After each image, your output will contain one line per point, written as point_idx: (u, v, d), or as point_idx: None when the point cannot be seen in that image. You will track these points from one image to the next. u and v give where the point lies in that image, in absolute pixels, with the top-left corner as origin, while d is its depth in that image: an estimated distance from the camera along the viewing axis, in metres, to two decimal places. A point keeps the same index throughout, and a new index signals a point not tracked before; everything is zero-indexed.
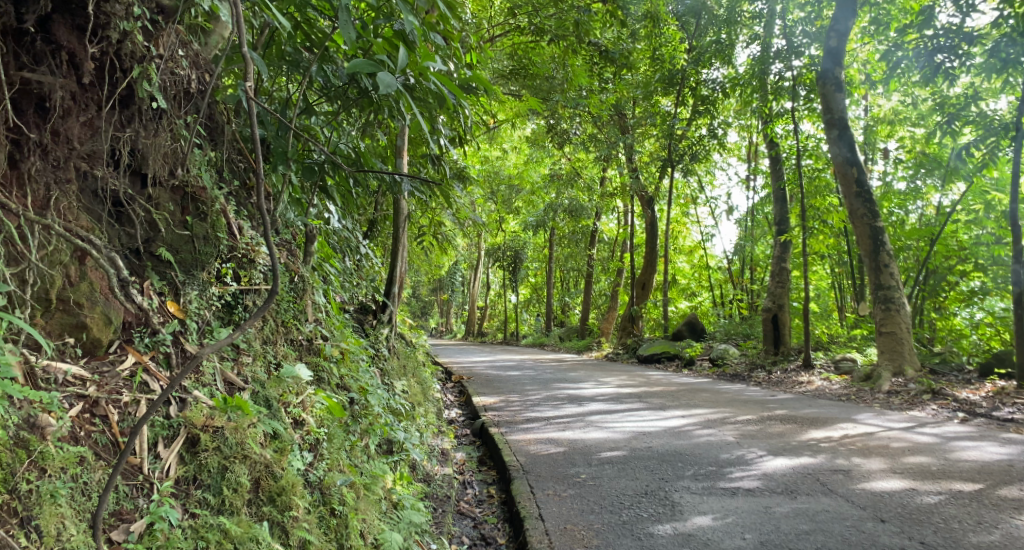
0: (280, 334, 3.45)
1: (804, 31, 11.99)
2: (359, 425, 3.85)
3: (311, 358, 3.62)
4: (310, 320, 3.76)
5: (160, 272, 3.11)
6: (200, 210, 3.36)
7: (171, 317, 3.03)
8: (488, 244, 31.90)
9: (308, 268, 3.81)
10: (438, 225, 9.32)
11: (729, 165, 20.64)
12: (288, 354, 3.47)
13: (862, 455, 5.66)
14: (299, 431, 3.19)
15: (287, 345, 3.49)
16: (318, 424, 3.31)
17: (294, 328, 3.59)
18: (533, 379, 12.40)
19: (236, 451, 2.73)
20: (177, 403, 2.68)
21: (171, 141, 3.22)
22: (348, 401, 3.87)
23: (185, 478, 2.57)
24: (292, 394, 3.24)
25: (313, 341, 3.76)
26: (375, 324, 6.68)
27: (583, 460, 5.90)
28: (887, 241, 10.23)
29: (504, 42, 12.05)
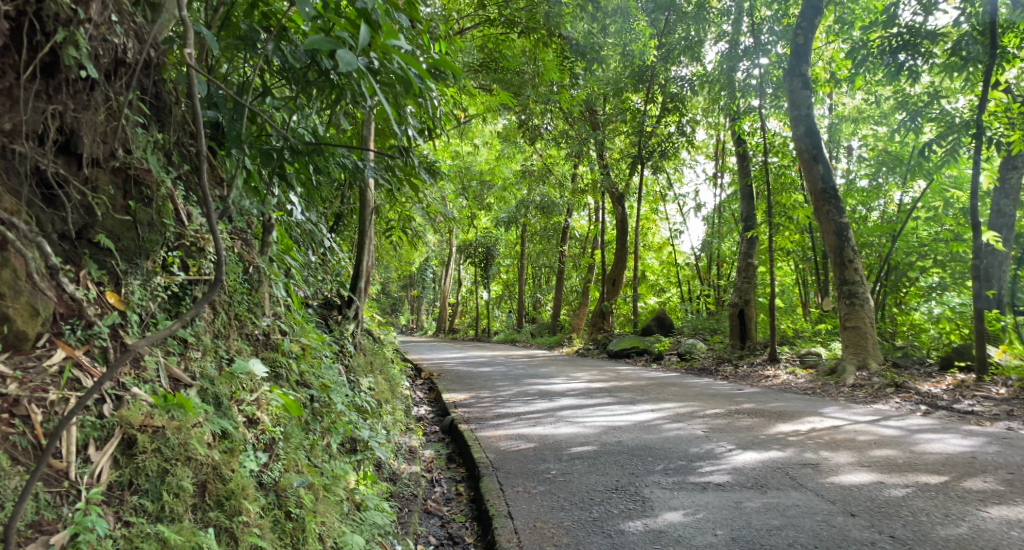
0: (234, 328, 3.25)
1: (771, 28, 12.04)
2: (319, 423, 3.71)
3: (269, 353, 3.46)
4: (267, 314, 3.59)
5: (99, 261, 2.90)
6: (144, 194, 3.13)
7: (110, 309, 2.83)
8: (459, 241, 31.67)
9: (265, 259, 3.63)
10: (406, 219, 9.16)
11: (698, 162, 20.75)
12: (243, 349, 3.28)
13: (830, 449, 5.66)
14: (253, 430, 3.03)
15: (242, 339, 3.30)
16: (274, 423, 3.16)
17: (249, 322, 3.42)
18: (504, 375, 12.30)
19: (179, 452, 2.55)
20: (113, 401, 2.49)
21: (108, 118, 2.99)
22: (307, 398, 3.73)
23: (119, 483, 2.38)
24: (245, 392, 3.07)
25: (270, 335, 3.59)
26: (341, 319, 6.51)
27: (553, 455, 5.81)
28: (851, 237, 10.30)
29: (473, 35, 11.91)
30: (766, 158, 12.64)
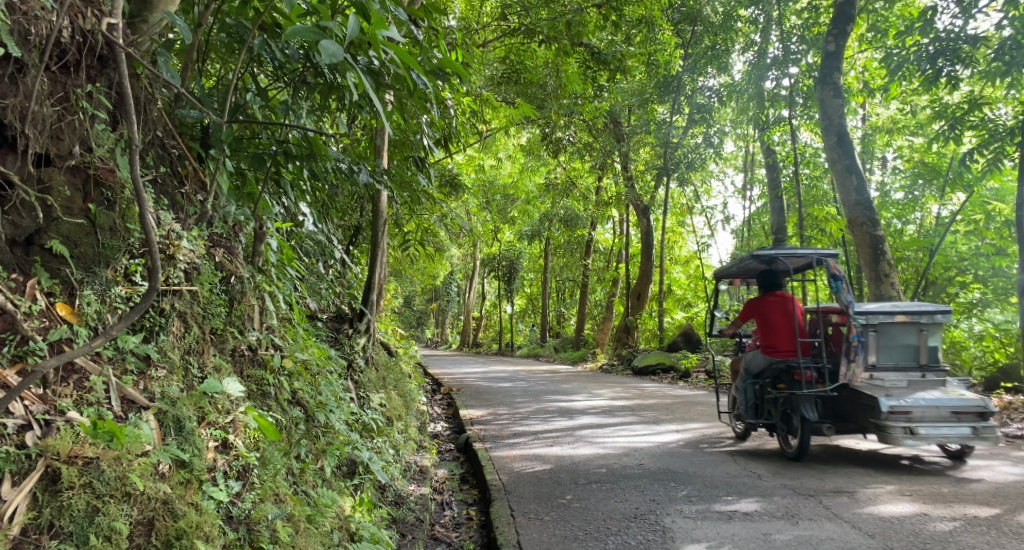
0: (209, 343, 2.99)
1: (800, 37, 11.66)
2: (311, 445, 3.48)
3: (253, 371, 3.24)
4: (255, 328, 3.38)
5: (52, 269, 2.55)
6: (106, 196, 2.76)
7: (58, 322, 2.49)
8: (483, 254, 31.48)
9: (253, 271, 3.42)
10: (425, 231, 8.95)
11: (726, 174, 20.32)
12: (221, 367, 3.02)
13: (866, 475, 5.27)
14: (225, 457, 2.80)
15: (218, 354, 3.04)
16: (250, 449, 2.92)
17: (236, 337, 3.20)
18: (525, 391, 12.00)
19: (114, 487, 2.27)
20: (40, 428, 2.20)
21: (61, 110, 2.61)
22: (300, 419, 3.50)
23: (34, 525, 2.10)
24: (216, 413, 2.82)
25: (256, 351, 3.36)
26: (351, 334, 6.29)
27: (569, 478, 5.52)
28: (887, 250, 9.87)
29: (495, 46, 11.73)
30: (797, 168, 12.24)
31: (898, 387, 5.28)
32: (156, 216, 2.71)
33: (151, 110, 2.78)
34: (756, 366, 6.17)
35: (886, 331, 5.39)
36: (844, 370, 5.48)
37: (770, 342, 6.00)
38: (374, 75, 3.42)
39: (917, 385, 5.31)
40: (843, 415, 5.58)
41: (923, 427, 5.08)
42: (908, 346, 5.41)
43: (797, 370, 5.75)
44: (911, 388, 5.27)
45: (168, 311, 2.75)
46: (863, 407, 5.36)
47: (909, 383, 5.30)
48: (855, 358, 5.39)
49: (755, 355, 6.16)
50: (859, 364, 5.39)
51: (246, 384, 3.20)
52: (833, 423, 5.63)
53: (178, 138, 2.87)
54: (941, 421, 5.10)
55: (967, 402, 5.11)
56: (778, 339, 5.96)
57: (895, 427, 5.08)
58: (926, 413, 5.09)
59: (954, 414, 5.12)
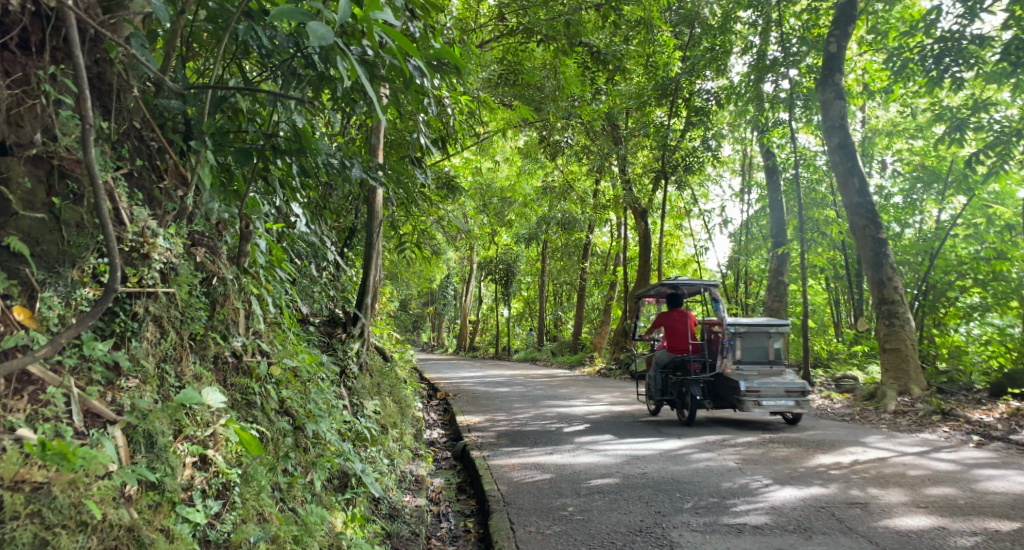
0: (188, 350, 2.78)
1: (800, 38, 11.50)
2: (300, 459, 3.30)
3: (238, 379, 3.04)
4: (240, 333, 3.19)
5: (9, 269, 2.30)
6: (72, 189, 2.52)
7: (15, 327, 2.24)
8: (480, 258, 31.30)
9: (239, 275, 3.21)
10: (422, 233, 8.78)
11: (724, 177, 20.14)
12: (200, 376, 2.81)
13: (878, 486, 5.09)
14: (204, 473, 2.60)
15: (196, 361, 2.83)
16: (230, 465, 2.72)
17: (219, 343, 3.01)
18: (522, 396, 11.81)
19: (69, 516, 2.01)
20: None
21: (21, 95, 2.38)
22: (288, 430, 3.33)
23: None
24: (194, 425, 2.62)
25: (241, 358, 3.17)
26: (344, 339, 6.10)
27: (571, 489, 5.33)
28: (891, 253, 9.72)
29: (492, 47, 11.56)
30: (797, 171, 12.08)
31: (752, 371, 8.02)
32: (130, 212, 2.49)
33: (125, 98, 2.59)
34: (661, 361, 8.43)
35: (748, 337, 8.15)
36: (719, 363, 8.02)
37: (672, 343, 8.29)
38: (369, 67, 3.28)
39: (766, 374, 7.94)
40: (719, 394, 8.07)
41: (767, 399, 7.67)
42: (762, 346, 8.22)
43: (690, 362, 8.16)
44: (763, 374, 7.99)
45: (141, 315, 2.52)
46: (732, 388, 7.88)
47: (762, 370, 8.01)
48: (726, 355, 7.99)
49: (661, 353, 8.42)
50: (729, 359, 7.99)
51: (229, 394, 3.00)
52: (713, 400, 8.09)
53: (154, 129, 2.66)
54: (779, 396, 7.69)
55: (796, 384, 7.74)
56: (678, 340, 8.27)
57: (749, 400, 7.64)
58: (770, 390, 7.68)
59: (788, 391, 7.75)
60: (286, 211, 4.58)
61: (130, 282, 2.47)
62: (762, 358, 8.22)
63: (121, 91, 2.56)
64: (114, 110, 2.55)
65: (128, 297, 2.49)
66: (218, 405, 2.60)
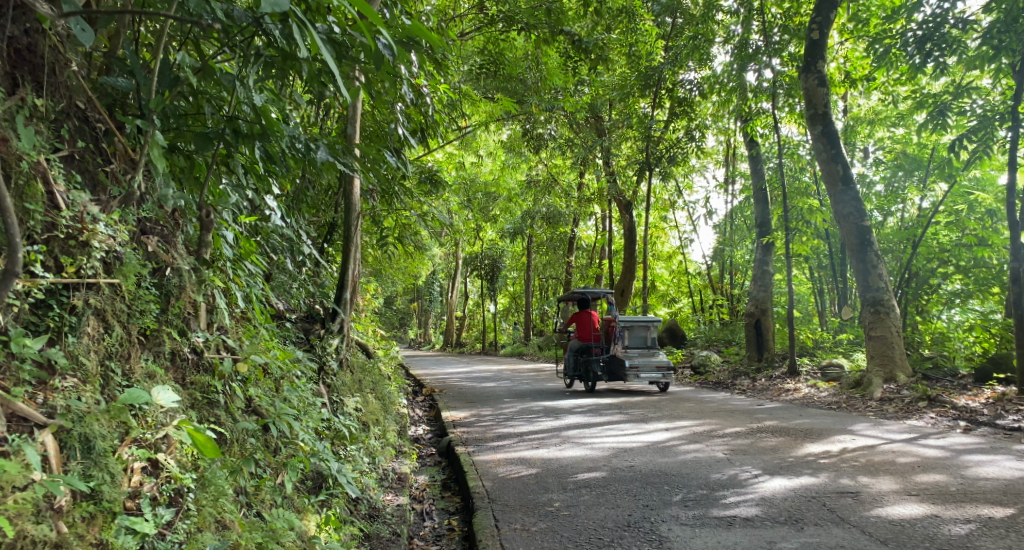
0: (137, 348, 2.60)
1: (782, 27, 11.42)
2: (270, 461, 3.14)
3: (197, 378, 2.86)
4: (199, 329, 3.02)
5: None
6: None
7: None
8: (466, 254, 31.13)
9: (200, 267, 3.04)
10: (403, 227, 8.61)
11: (707, 168, 20.07)
12: (153, 374, 2.65)
13: (869, 474, 4.99)
14: (153, 481, 2.41)
15: (150, 359, 2.66)
16: (188, 469, 2.54)
17: (177, 340, 2.84)
18: (508, 390, 11.69)
19: None
20: None
21: None
22: (256, 430, 3.16)
23: None
24: (142, 429, 2.43)
25: (201, 355, 2.99)
26: (323, 335, 5.91)
27: (557, 484, 5.19)
28: (875, 240, 9.65)
29: (473, 39, 11.37)
30: (781, 160, 11.99)
31: (636, 353, 10.48)
32: (67, 197, 2.37)
33: (64, 75, 2.45)
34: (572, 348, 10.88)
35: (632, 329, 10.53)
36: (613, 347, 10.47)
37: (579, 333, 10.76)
38: (337, 46, 3.13)
39: (644, 355, 10.48)
40: (613, 372, 10.47)
41: (643, 373, 10.24)
42: (642, 334, 10.69)
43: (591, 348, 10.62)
44: (643, 355, 10.42)
45: (80, 308, 2.36)
46: (620, 366, 10.31)
47: (643, 352, 10.50)
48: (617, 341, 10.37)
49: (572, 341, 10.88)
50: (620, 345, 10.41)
51: (187, 393, 2.82)
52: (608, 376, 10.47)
53: (98, 108, 2.53)
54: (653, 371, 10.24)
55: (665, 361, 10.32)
56: (584, 331, 10.73)
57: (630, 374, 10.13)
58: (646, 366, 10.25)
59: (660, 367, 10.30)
60: (257, 201, 4.38)
61: (65, 271, 2.31)
62: (643, 344, 10.70)
63: (57, 68, 2.42)
64: (49, 86, 2.40)
65: (66, 288, 2.34)
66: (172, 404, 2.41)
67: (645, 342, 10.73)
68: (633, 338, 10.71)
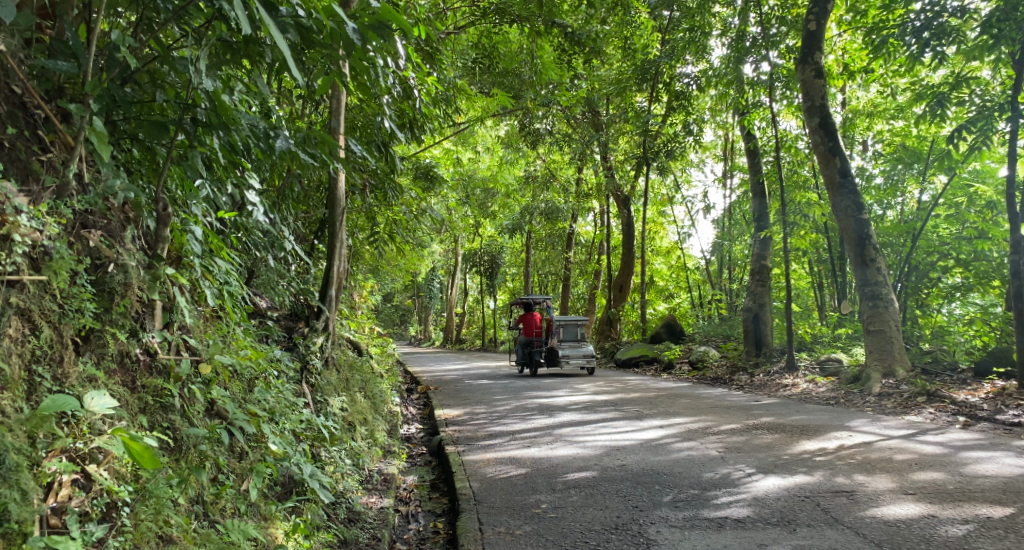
0: (69, 352, 2.45)
1: (780, 19, 11.21)
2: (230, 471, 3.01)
3: (148, 380, 2.74)
4: (152, 328, 2.90)
5: None
6: None
7: None
8: (465, 251, 31.00)
9: (155, 267, 2.93)
10: (395, 224, 8.48)
11: (706, 163, 19.90)
12: (93, 378, 2.52)
13: (864, 472, 4.87)
14: (90, 495, 2.27)
15: (90, 362, 2.53)
16: (130, 479, 2.42)
17: (125, 341, 2.73)
18: (504, 387, 11.56)
19: None
20: None
21: None
22: (219, 435, 3.04)
23: None
24: (69, 437, 2.27)
25: (155, 356, 2.88)
26: (308, 333, 5.77)
27: (545, 484, 5.07)
28: (873, 234, 9.50)
29: (466, 32, 11.18)
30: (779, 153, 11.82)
31: (568, 345, 13.44)
32: None
33: None
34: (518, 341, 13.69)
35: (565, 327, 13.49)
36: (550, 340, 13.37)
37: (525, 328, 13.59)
38: (304, 32, 3.14)
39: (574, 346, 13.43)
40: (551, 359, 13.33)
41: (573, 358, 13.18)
42: (574, 330, 13.76)
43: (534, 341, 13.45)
44: (574, 346, 13.38)
45: (1, 308, 2.25)
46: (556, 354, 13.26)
47: (575, 344, 13.48)
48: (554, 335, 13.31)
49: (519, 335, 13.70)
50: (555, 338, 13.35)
51: (137, 397, 2.69)
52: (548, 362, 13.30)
53: (32, 95, 2.51)
54: (580, 356, 13.18)
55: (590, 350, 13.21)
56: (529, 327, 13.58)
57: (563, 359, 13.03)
58: (574, 353, 13.19)
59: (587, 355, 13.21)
60: (237, 193, 4.26)
61: None
62: (574, 337, 13.71)
63: None
64: None
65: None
66: (105, 409, 2.28)
67: (576, 336, 13.71)
68: (567, 333, 13.73)
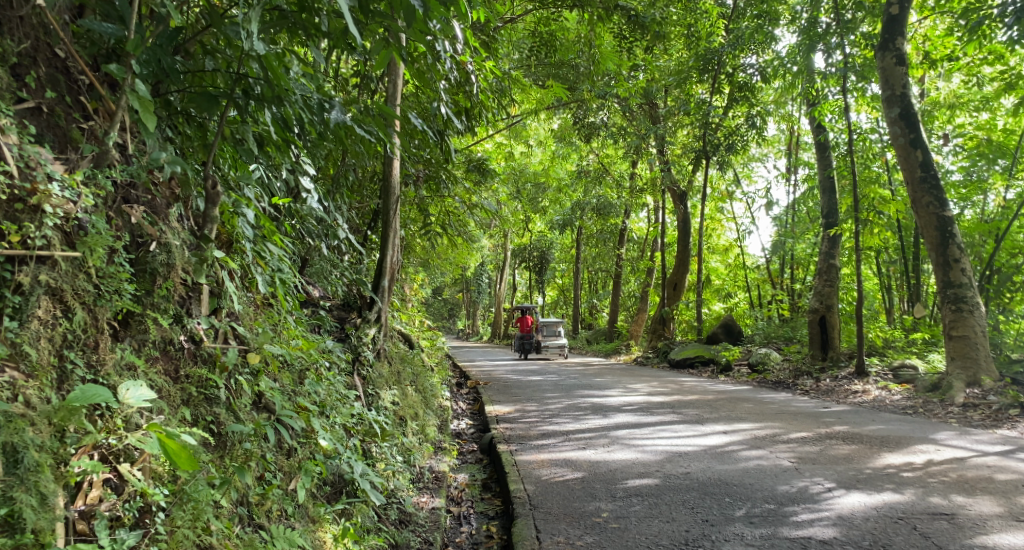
0: (105, 338, 2.26)
1: (856, 4, 10.53)
2: (276, 472, 2.81)
3: (192, 370, 2.54)
4: (197, 315, 2.70)
5: None
6: None
7: None
8: (514, 244, 30.79)
9: (200, 250, 2.71)
10: (448, 215, 8.24)
11: (768, 158, 19.15)
12: (133, 366, 2.32)
13: (963, 493, 4.42)
14: (121, 497, 2.09)
15: (129, 349, 2.34)
16: (170, 480, 2.23)
17: (168, 328, 2.52)
18: (555, 385, 11.24)
19: None
20: None
21: None
22: (265, 434, 2.82)
23: None
24: (98, 430, 2.08)
25: (200, 345, 2.68)
26: (359, 324, 5.54)
27: (605, 491, 4.76)
28: (957, 232, 8.85)
29: (524, 21, 10.90)
30: (851, 148, 11.11)
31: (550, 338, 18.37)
32: (18, 151, 2.09)
33: (27, 15, 2.25)
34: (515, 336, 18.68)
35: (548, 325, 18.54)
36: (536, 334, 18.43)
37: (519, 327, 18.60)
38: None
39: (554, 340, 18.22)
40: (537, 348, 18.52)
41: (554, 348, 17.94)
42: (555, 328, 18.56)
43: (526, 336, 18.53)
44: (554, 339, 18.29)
45: (29, 287, 2.05)
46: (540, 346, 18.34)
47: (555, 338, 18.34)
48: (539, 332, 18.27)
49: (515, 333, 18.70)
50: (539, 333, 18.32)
51: (179, 389, 2.48)
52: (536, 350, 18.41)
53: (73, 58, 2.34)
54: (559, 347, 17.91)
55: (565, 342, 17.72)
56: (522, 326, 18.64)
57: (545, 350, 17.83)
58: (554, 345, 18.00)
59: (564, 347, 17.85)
60: (292, 179, 4.16)
61: (9, 240, 2.00)
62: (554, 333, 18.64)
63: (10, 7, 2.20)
64: (7, 26, 2.20)
65: (12, 261, 2.03)
66: (144, 403, 2.10)
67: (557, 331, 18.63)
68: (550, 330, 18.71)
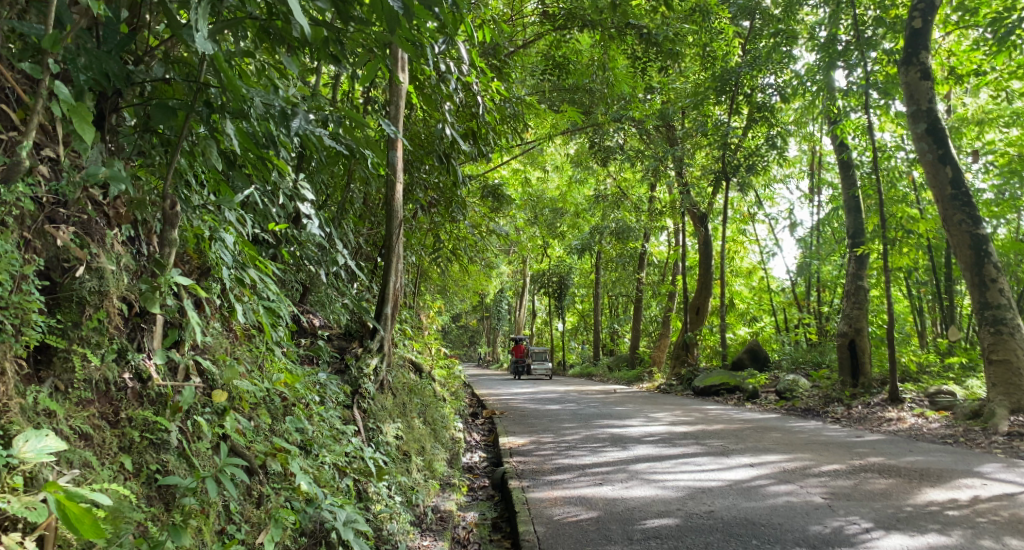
0: (15, 379, 2.06)
1: (877, 20, 10.18)
2: (239, 528, 2.58)
3: (134, 412, 2.37)
4: (148, 351, 2.55)
5: None
6: None
7: None
8: (533, 270, 30.53)
9: (149, 282, 2.53)
10: (458, 241, 7.97)
11: (790, 179, 18.71)
12: (51, 412, 2.13)
13: (1017, 536, 4.02)
14: None
15: (48, 392, 2.15)
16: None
17: (107, 367, 2.35)
18: (573, 414, 10.84)
19: None
20: None
21: None
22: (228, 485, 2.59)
23: None
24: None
25: (148, 384, 2.51)
26: (361, 354, 5.27)
27: (620, 532, 4.40)
28: (993, 251, 8.41)
29: (535, 46, 10.73)
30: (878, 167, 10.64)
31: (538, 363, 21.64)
32: None
33: None
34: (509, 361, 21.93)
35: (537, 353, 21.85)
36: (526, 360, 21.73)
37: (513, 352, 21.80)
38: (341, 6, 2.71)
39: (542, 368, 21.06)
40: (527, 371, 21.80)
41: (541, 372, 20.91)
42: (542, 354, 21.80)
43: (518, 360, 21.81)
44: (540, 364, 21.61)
45: None
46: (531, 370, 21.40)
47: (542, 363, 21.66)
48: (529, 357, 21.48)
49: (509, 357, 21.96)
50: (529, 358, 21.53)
51: (117, 434, 2.31)
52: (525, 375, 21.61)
53: None
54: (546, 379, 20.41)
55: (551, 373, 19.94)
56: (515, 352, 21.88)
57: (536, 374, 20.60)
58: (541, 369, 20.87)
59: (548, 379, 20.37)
60: (290, 204, 3.98)
61: None
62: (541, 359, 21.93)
63: None
64: None
65: None
66: (49, 455, 1.90)
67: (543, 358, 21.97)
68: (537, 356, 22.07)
